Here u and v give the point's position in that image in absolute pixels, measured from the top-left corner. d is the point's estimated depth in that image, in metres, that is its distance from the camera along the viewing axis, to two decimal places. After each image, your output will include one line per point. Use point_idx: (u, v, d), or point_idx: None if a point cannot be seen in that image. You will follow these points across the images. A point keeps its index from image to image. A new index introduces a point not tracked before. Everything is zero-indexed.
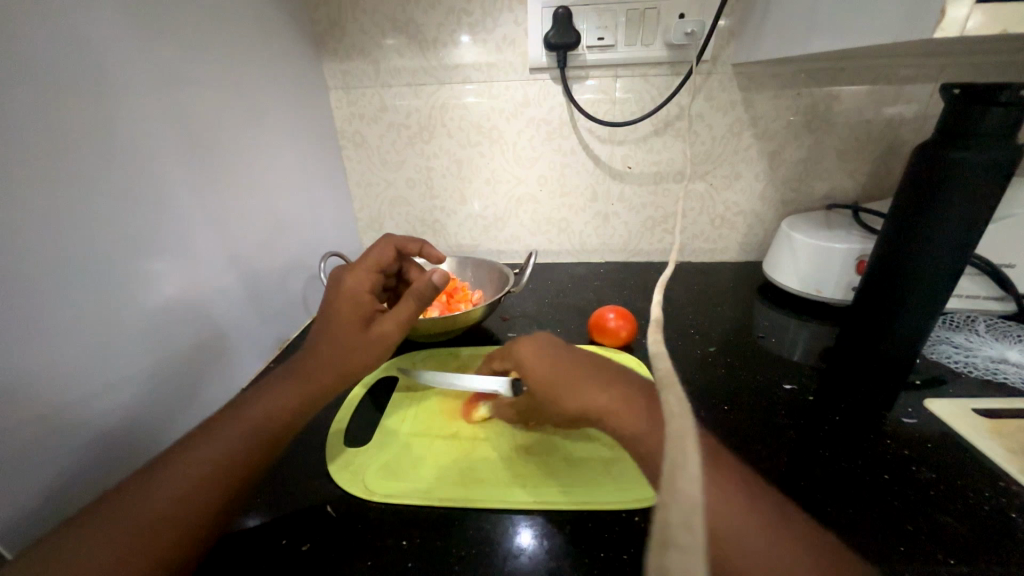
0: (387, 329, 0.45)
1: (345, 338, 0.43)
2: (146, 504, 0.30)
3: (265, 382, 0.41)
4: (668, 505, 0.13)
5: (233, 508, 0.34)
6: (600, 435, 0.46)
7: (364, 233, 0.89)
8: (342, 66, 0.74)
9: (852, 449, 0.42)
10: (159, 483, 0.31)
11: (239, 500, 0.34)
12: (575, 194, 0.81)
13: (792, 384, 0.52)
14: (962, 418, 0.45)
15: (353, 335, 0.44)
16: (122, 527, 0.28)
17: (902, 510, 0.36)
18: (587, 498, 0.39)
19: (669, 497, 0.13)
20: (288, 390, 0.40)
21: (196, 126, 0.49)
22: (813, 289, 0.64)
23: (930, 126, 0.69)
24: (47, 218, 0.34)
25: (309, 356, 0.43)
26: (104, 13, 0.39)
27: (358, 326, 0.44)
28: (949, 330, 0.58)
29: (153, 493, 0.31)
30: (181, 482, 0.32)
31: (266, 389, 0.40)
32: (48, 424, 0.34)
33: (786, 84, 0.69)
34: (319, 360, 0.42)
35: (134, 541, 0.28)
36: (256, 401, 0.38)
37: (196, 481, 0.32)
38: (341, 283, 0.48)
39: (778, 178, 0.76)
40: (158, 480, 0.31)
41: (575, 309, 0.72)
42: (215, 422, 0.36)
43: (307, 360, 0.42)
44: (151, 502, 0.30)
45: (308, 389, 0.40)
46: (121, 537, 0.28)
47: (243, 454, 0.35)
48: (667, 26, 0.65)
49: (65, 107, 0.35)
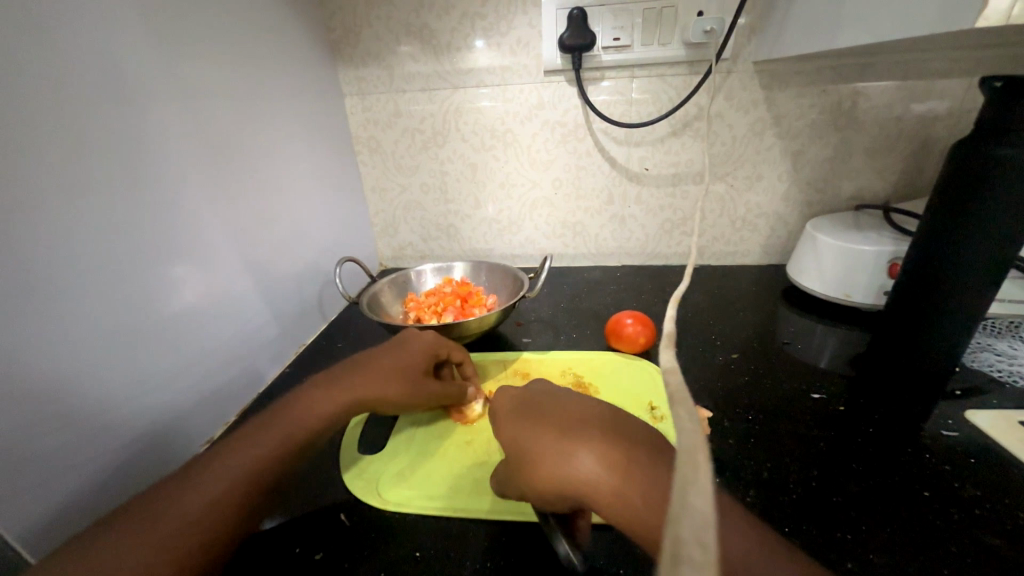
0: (399, 396, 0.43)
1: (372, 386, 0.42)
2: (178, 504, 0.30)
3: (311, 383, 0.42)
4: (679, 521, 0.11)
5: (263, 513, 0.33)
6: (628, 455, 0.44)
7: (379, 238, 0.89)
8: (358, 72, 0.74)
9: (888, 463, 0.40)
10: (190, 486, 0.31)
11: (266, 503, 0.33)
12: (590, 197, 0.80)
13: (820, 394, 0.49)
14: (1007, 430, 0.42)
15: (411, 379, 0.45)
16: (144, 529, 0.28)
17: (945, 531, 0.34)
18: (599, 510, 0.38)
19: (680, 512, 0.11)
20: (319, 398, 0.40)
21: (211, 129, 0.49)
22: (841, 294, 0.62)
23: (966, 122, 0.66)
24: (70, 226, 0.35)
25: (363, 369, 0.43)
26: (124, 24, 0.39)
27: (418, 377, 0.45)
28: (991, 338, 0.55)
29: (182, 494, 0.30)
30: (206, 487, 0.31)
31: (312, 389, 0.41)
32: (73, 430, 0.35)
33: (809, 82, 0.67)
34: (354, 375, 0.43)
35: (162, 538, 0.28)
36: (289, 407, 0.39)
37: (229, 484, 0.32)
38: (407, 344, 0.48)
39: (802, 178, 0.73)
40: (183, 481, 0.31)
41: (590, 313, 0.71)
42: (256, 422, 0.37)
43: (350, 370, 0.43)
44: (180, 503, 0.30)
45: (328, 401, 0.40)
46: (151, 534, 0.28)
47: (268, 459, 0.34)
48: (685, 25, 0.64)
49: (82, 112, 0.36)
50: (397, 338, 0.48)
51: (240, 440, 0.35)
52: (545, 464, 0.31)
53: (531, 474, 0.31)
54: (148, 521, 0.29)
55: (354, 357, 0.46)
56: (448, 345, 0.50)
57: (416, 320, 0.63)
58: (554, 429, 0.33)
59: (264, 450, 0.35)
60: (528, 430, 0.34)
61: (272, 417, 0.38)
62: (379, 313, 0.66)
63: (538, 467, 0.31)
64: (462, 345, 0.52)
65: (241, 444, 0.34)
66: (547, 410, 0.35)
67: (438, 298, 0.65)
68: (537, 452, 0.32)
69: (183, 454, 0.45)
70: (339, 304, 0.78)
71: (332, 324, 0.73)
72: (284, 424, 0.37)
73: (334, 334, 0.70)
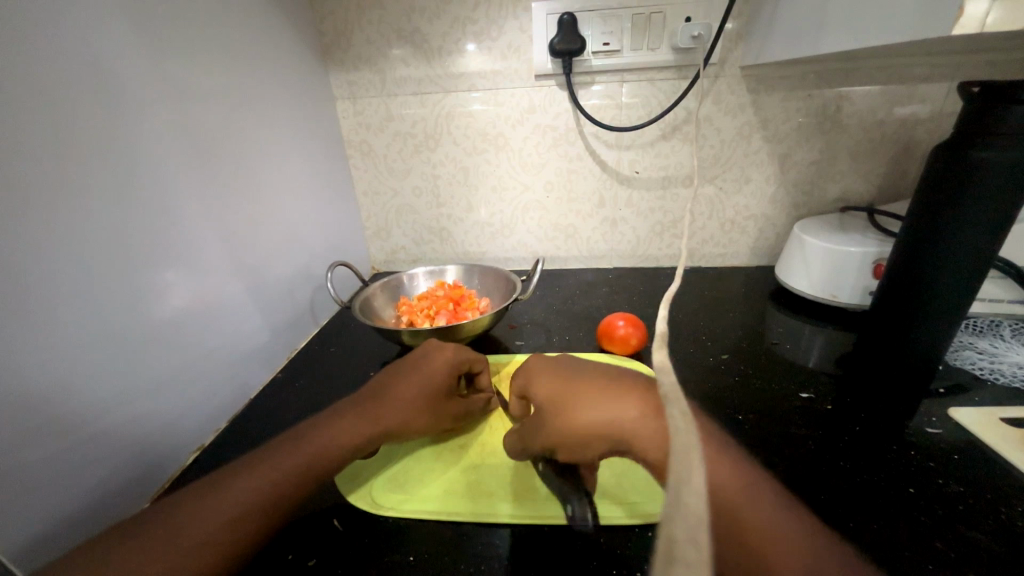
0: (419, 421, 0.43)
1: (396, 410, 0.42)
2: (186, 523, 0.30)
3: (329, 411, 0.41)
4: (672, 518, 0.11)
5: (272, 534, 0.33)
6: (621, 465, 0.43)
7: (371, 241, 0.89)
8: (348, 76, 0.74)
9: (875, 460, 0.41)
10: (188, 501, 0.31)
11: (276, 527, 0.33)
12: (582, 200, 0.80)
13: (809, 393, 0.50)
14: (989, 427, 0.43)
15: (430, 404, 0.44)
16: (149, 549, 0.28)
17: (929, 527, 0.35)
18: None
19: (673, 510, 0.11)
20: (347, 423, 0.39)
21: (203, 134, 0.49)
22: (827, 294, 0.63)
23: (947, 126, 0.68)
24: (56, 228, 0.34)
25: (381, 396, 0.42)
26: (114, 29, 0.39)
27: (438, 400, 0.44)
28: (973, 336, 0.56)
29: (180, 509, 0.30)
30: (220, 509, 0.31)
31: (338, 413, 0.40)
32: (61, 438, 0.34)
33: (795, 86, 0.68)
34: (382, 399, 0.42)
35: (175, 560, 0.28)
36: (315, 429, 0.38)
37: (250, 502, 0.32)
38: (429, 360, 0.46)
39: (789, 181, 0.74)
40: (193, 499, 0.31)
41: (583, 315, 0.71)
42: (273, 445, 0.36)
43: (376, 392, 0.43)
44: (177, 518, 0.30)
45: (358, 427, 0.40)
46: (163, 556, 0.28)
47: (289, 485, 0.34)
48: (673, 30, 0.65)
49: (74, 120, 0.36)
50: (420, 352, 0.47)
51: (261, 459, 0.35)
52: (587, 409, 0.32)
53: (579, 421, 0.32)
54: (151, 540, 0.29)
55: (379, 375, 0.45)
56: (473, 357, 0.49)
57: (409, 324, 0.63)
58: (598, 385, 0.33)
59: (276, 465, 0.34)
60: (569, 381, 0.35)
61: (297, 437, 0.37)
62: (371, 316, 0.66)
63: (583, 411, 0.32)
64: (483, 357, 0.50)
65: (256, 464, 0.34)
66: (585, 369, 0.36)
67: (430, 301, 0.65)
68: (582, 399, 0.33)
69: (175, 461, 0.45)
70: (331, 308, 0.78)
71: (324, 329, 0.73)
72: (314, 449, 0.37)
73: (326, 339, 0.70)
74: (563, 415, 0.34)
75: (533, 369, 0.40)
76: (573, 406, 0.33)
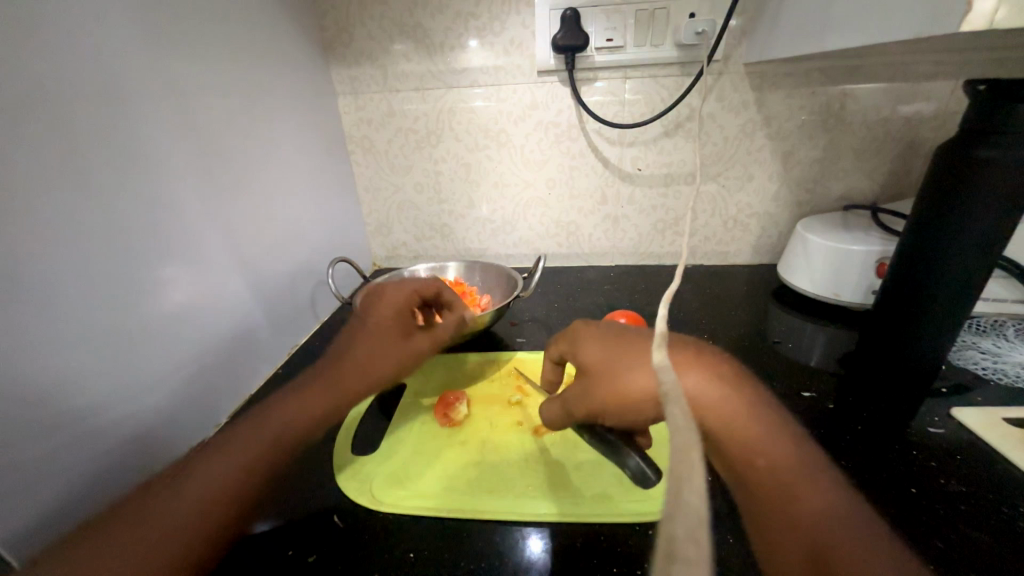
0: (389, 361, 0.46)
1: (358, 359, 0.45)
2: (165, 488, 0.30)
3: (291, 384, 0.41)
4: (671, 517, 0.11)
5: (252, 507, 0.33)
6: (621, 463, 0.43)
7: (373, 237, 0.89)
8: (350, 71, 0.74)
9: (877, 460, 0.41)
10: (155, 497, 0.30)
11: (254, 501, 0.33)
12: (584, 197, 0.80)
13: (810, 392, 0.50)
14: (992, 427, 0.43)
15: (400, 339, 0.48)
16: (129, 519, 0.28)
17: (930, 526, 0.35)
18: (582, 511, 0.38)
19: (672, 509, 0.11)
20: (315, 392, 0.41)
21: (205, 129, 0.49)
22: (830, 293, 0.63)
23: (951, 124, 0.67)
24: (54, 221, 0.34)
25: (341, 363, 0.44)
26: (113, 22, 0.39)
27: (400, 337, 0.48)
28: (975, 336, 0.56)
29: (149, 505, 0.29)
30: (194, 478, 0.31)
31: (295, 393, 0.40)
32: (58, 432, 0.34)
33: (800, 83, 0.68)
34: (350, 363, 0.44)
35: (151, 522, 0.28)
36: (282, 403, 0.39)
37: (223, 471, 0.32)
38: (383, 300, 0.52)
39: (793, 179, 0.74)
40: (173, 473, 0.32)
41: (584, 313, 0.71)
42: (236, 425, 0.36)
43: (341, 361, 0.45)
44: (149, 510, 0.29)
45: (326, 396, 0.41)
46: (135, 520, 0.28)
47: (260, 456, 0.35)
48: (677, 26, 0.64)
49: (75, 114, 0.36)
50: (377, 297, 0.53)
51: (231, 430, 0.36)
52: (629, 375, 0.33)
53: (627, 385, 0.32)
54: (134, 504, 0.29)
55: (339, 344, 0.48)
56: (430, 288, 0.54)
57: None
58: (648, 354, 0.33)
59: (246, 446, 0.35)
60: (620, 350, 0.35)
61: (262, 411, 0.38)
62: None
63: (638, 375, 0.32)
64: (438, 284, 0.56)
65: (232, 432, 0.35)
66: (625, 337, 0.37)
67: None
68: (631, 365, 0.33)
69: (175, 457, 0.45)
70: (332, 304, 0.78)
71: (325, 325, 0.73)
72: (277, 422, 0.37)
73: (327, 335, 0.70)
74: (608, 376, 0.34)
75: (567, 334, 0.41)
76: (619, 370, 0.33)
